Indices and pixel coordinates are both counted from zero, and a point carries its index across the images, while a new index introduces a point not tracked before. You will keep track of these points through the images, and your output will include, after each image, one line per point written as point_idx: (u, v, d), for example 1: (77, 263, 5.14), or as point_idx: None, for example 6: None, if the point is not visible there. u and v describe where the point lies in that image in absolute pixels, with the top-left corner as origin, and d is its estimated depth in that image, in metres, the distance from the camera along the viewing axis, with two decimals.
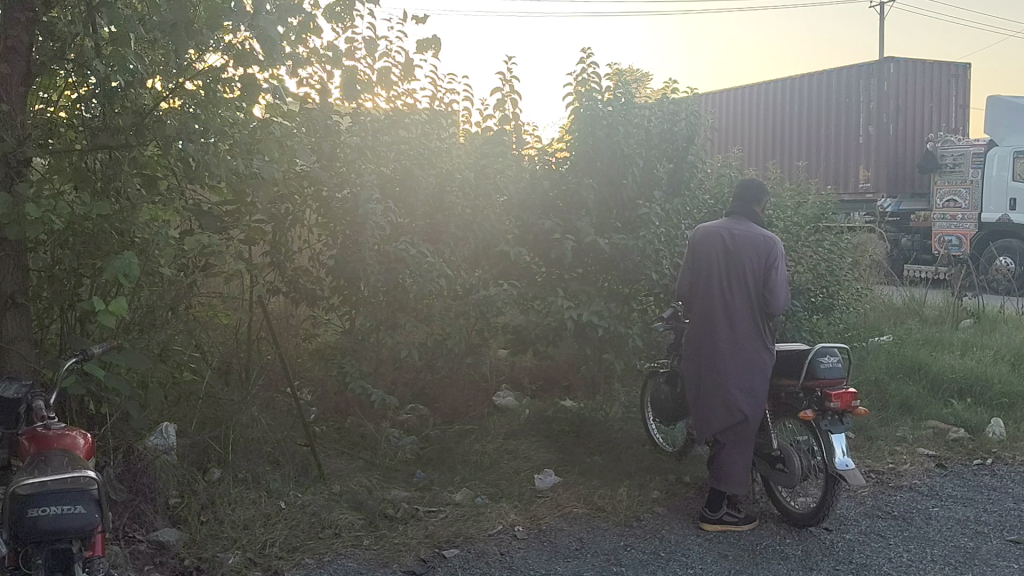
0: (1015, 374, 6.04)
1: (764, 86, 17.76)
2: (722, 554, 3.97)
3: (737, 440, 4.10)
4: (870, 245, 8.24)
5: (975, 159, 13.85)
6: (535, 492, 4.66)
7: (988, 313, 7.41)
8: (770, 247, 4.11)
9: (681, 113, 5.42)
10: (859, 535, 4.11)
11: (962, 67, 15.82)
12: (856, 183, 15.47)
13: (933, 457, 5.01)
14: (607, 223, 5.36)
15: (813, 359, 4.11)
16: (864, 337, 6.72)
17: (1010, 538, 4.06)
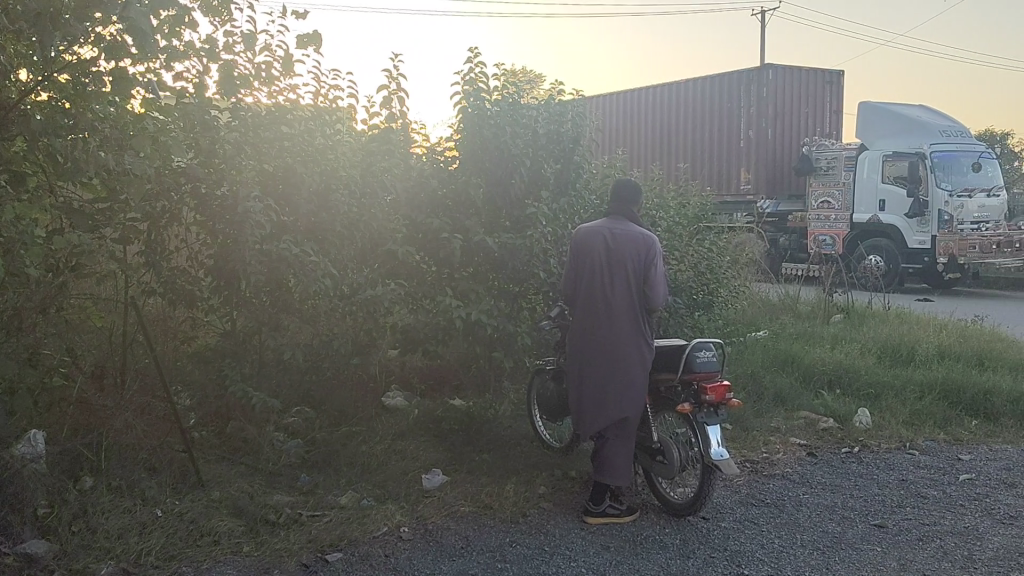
0: (880, 366, 6.39)
1: (648, 90, 18.25)
2: (605, 546, 4.05)
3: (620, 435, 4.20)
4: (750, 244, 8.57)
5: (848, 162, 14.61)
6: (421, 492, 4.64)
7: (857, 309, 7.82)
8: (649, 245, 4.24)
9: (568, 113, 5.47)
10: (734, 523, 4.28)
11: (836, 74, 16.52)
12: (737, 184, 16.27)
13: (804, 446, 5.25)
14: (495, 222, 5.35)
15: (690, 352, 4.22)
16: (742, 332, 6.98)
17: (873, 522, 4.30)
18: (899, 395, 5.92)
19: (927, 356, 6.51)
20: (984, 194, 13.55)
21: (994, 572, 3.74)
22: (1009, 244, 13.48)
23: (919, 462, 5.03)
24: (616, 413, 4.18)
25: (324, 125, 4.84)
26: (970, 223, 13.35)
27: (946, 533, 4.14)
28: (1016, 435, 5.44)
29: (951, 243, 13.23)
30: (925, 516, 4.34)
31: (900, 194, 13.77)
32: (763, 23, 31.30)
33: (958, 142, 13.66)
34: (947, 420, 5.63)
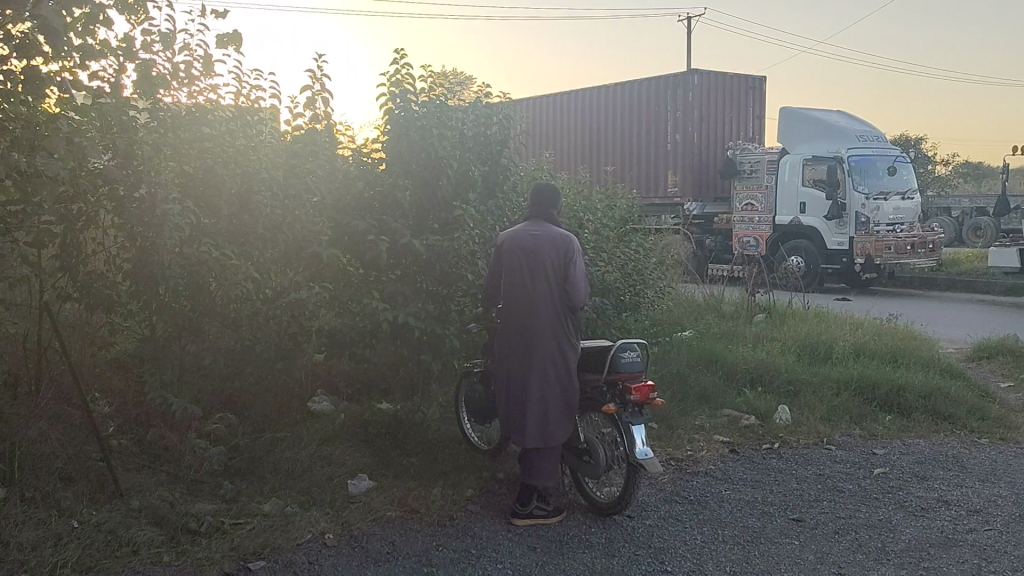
0: (800, 364, 6.57)
1: (576, 93, 18.37)
2: (531, 547, 4.07)
3: (545, 435, 4.22)
4: (676, 246, 8.71)
5: (770, 165, 14.94)
6: (347, 498, 4.60)
7: (779, 309, 8.02)
8: (568, 243, 4.29)
9: (495, 116, 5.41)
10: (658, 520, 4.34)
11: (757, 79, 16.89)
12: (665, 187, 16.49)
13: (727, 443, 5.37)
14: (422, 224, 5.25)
15: (615, 353, 4.30)
16: (668, 332, 7.08)
17: (791, 516, 4.41)
18: (817, 392, 6.09)
19: (844, 354, 6.73)
20: (899, 197, 14.08)
21: (904, 563, 3.89)
22: (923, 245, 14.09)
23: (836, 457, 5.19)
24: (541, 414, 4.21)
25: (246, 125, 4.77)
26: (885, 224, 13.89)
27: (860, 526, 4.29)
28: (926, 429, 5.66)
29: (868, 244, 13.74)
30: (841, 510, 4.48)
31: (819, 196, 14.15)
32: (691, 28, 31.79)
33: (874, 146, 14.20)
34: (863, 416, 5.82)
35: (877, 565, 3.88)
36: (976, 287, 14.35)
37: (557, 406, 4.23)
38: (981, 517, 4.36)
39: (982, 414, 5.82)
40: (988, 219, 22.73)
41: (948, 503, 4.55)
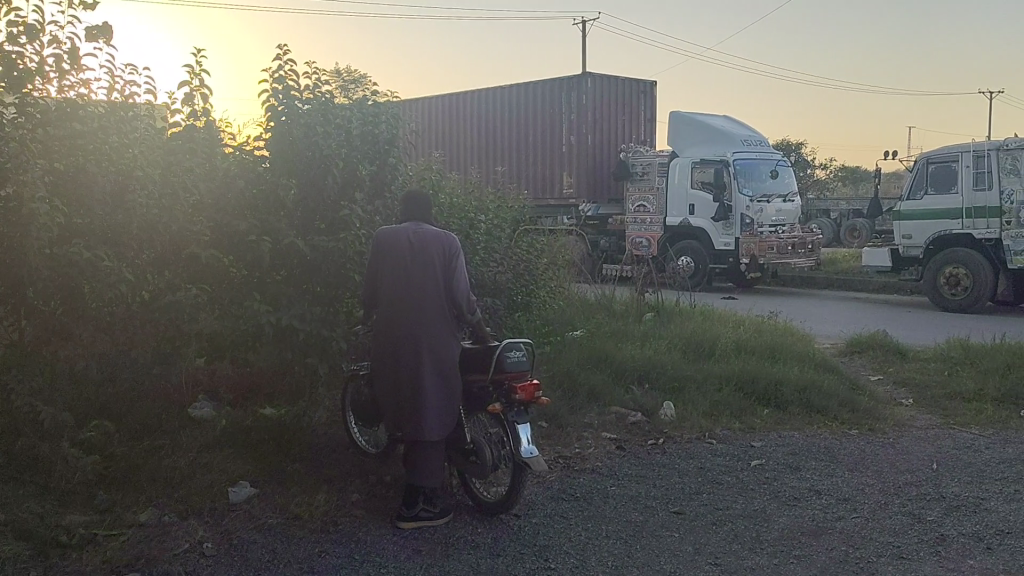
0: (685, 362, 6.75)
1: (470, 94, 18.30)
2: (416, 550, 4.05)
3: (436, 434, 4.19)
4: (569, 247, 8.82)
5: (660, 168, 15.29)
6: (227, 506, 4.48)
7: (666, 307, 8.23)
8: (451, 242, 4.31)
9: (383, 115, 5.30)
10: (543, 518, 4.39)
11: (649, 83, 17.28)
12: (560, 189, 16.70)
13: (614, 440, 5.49)
14: (309, 222, 5.09)
15: (501, 352, 4.28)
16: (560, 331, 7.16)
17: (672, 509, 4.53)
18: (700, 388, 6.28)
19: (726, 351, 6.95)
20: (781, 199, 14.66)
21: (777, 551, 4.05)
22: (803, 246, 14.61)
23: (716, 450, 5.36)
24: (433, 412, 4.17)
25: (120, 121, 4.52)
26: (768, 225, 14.42)
27: (737, 517, 4.44)
28: (801, 422, 5.91)
29: (752, 244, 14.18)
30: (719, 502, 4.63)
31: (707, 199, 14.59)
32: (584, 34, 32.15)
33: (757, 150, 14.75)
34: (742, 409, 6.03)
35: (752, 554, 4.02)
36: (854, 285, 15.09)
37: (447, 404, 4.22)
38: (849, 505, 4.58)
39: (852, 406, 6.10)
40: (864, 219, 23.99)
41: (819, 492, 4.76)
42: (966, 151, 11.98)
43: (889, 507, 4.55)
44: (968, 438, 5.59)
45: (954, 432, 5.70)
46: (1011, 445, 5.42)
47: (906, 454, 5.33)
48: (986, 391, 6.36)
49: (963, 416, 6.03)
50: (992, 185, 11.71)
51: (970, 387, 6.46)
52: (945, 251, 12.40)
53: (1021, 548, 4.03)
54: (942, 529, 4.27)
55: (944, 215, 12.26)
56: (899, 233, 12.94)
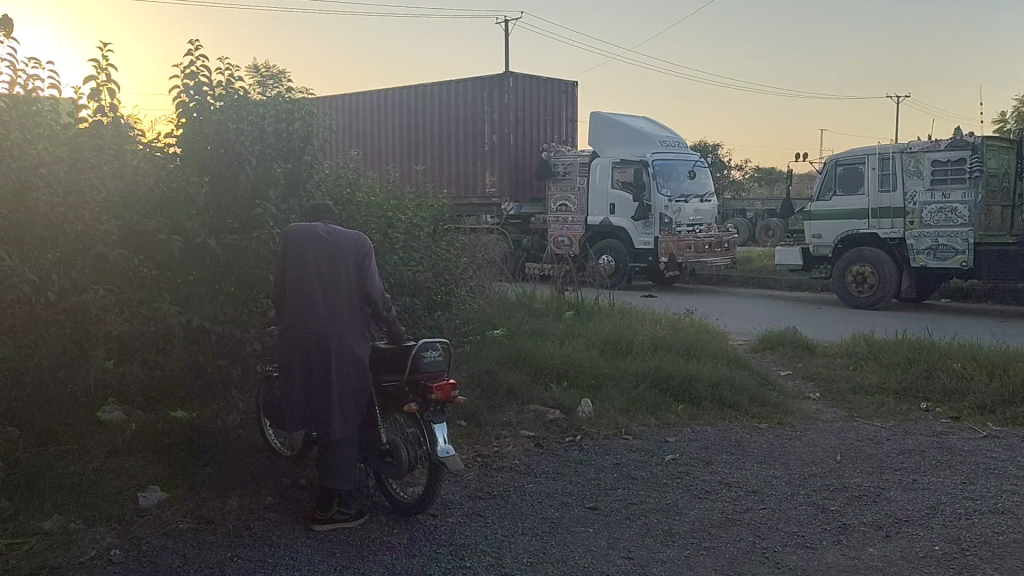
0: (603, 359, 6.85)
1: (390, 92, 18.15)
2: (330, 552, 4.03)
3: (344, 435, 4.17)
4: (489, 246, 8.83)
5: (581, 168, 15.47)
6: (136, 511, 4.37)
7: (586, 306, 8.33)
8: (362, 242, 4.30)
9: (299, 112, 5.22)
10: (460, 517, 4.41)
11: (570, 83, 17.42)
12: (483, 187, 16.73)
13: (533, 438, 5.55)
14: (221, 223, 5.01)
15: (417, 352, 4.28)
16: (480, 331, 7.18)
17: (588, 505, 4.61)
18: (617, 385, 6.40)
19: (643, 349, 7.09)
20: (698, 199, 15.01)
21: (687, 544, 4.16)
22: (719, 245, 15.06)
23: (632, 446, 5.47)
24: (343, 411, 4.15)
25: (23, 115, 4.28)
26: (686, 225, 14.74)
27: (650, 511, 4.54)
28: (714, 417, 6.07)
29: (671, 244, 14.47)
30: (633, 496, 4.73)
31: (627, 198, 14.83)
32: (506, 33, 32.22)
33: (676, 151, 15.05)
34: (658, 405, 6.16)
35: (663, 546, 4.12)
36: (768, 282, 15.55)
37: (355, 405, 4.19)
38: (757, 497, 4.74)
39: (762, 400, 6.30)
40: (778, 219, 24.77)
41: (729, 484, 4.91)
42: (872, 152, 12.44)
43: (795, 498, 4.71)
44: (869, 430, 5.83)
45: (857, 425, 5.94)
46: (909, 436, 5.67)
47: (812, 446, 5.52)
48: (888, 385, 6.64)
49: (866, 409, 6.28)
50: (897, 187, 12.19)
51: (873, 381, 6.73)
52: (853, 250, 12.87)
53: (917, 535, 4.23)
54: (844, 518, 4.45)
55: (852, 215, 12.73)
56: (810, 232, 13.39)
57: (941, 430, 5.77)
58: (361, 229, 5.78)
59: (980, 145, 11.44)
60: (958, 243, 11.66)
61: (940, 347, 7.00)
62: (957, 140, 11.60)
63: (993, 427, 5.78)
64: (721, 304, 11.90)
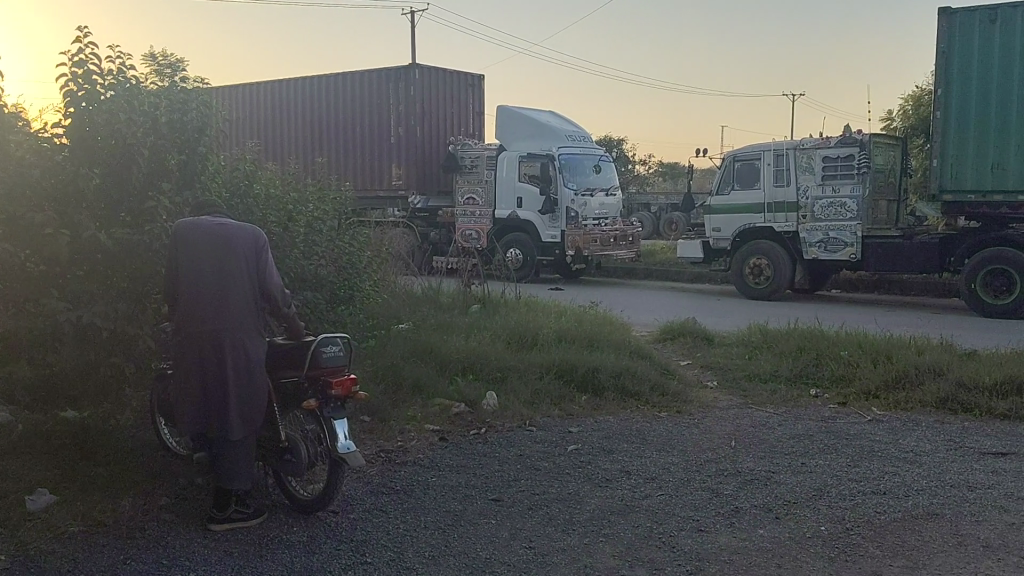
0: (508, 352, 6.91)
1: (292, 82, 17.77)
2: (228, 552, 3.97)
3: (241, 433, 4.09)
4: (394, 240, 8.77)
5: (488, 162, 15.52)
6: (23, 515, 4.18)
7: (492, 299, 8.37)
8: (258, 236, 4.21)
9: (194, 102, 5.08)
10: (361, 513, 4.38)
11: (477, 77, 17.43)
12: (388, 180, 16.61)
13: (437, 431, 5.56)
14: (111, 216, 4.85)
15: (317, 348, 4.23)
16: (384, 325, 7.13)
17: (490, 497, 4.64)
18: (522, 377, 6.45)
19: (547, 341, 7.17)
20: (603, 193, 15.26)
21: (587, 531, 4.25)
22: (624, 238, 15.32)
23: (535, 437, 5.54)
24: (239, 409, 4.06)
25: None
26: (592, 219, 14.98)
27: (552, 500, 4.61)
28: (616, 407, 6.20)
29: (576, 236, 14.68)
30: (536, 487, 4.79)
31: (533, 191, 14.95)
32: (412, 23, 31.85)
33: (581, 146, 15.25)
34: (561, 397, 6.26)
35: (564, 535, 4.20)
36: (671, 275, 15.96)
37: (252, 403, 4.10)
38: (656, 484, 4.87)
39: (663, 390, 6.46)
40: (682, 213, 25.41)
41: (629, 472, 5.02)
42: (767, 149, 12.85)
43: (691, 484, 4.86)
44: (763, 416, 6.06)
45: (751, 411, 6.17)
46: (799, 421, 5.92)
47: (709, 434, 5.70)
48: (780, 372, 6.91)
49: (760, 396, 6.52)
50: (790, 182, 12.65)
51: (766, 368, 6.99)
52: (750, 243, 13.32)
53: (804, 516, 4.42)
54: (737, 502, 4.62)
55: (750, 209, 13.14)
56: (709, 226, 13.77)
57: (830, 415, 6.05)
58: (260, 223, 5.66)
59: (867, 142, 12.01)
60: (847, 236, 12.26)
61: (828, 336, 7.32)
62: (846, 138, 12.15)
63: (876, 412, 6.10)
64: (635, 300, 11.70)
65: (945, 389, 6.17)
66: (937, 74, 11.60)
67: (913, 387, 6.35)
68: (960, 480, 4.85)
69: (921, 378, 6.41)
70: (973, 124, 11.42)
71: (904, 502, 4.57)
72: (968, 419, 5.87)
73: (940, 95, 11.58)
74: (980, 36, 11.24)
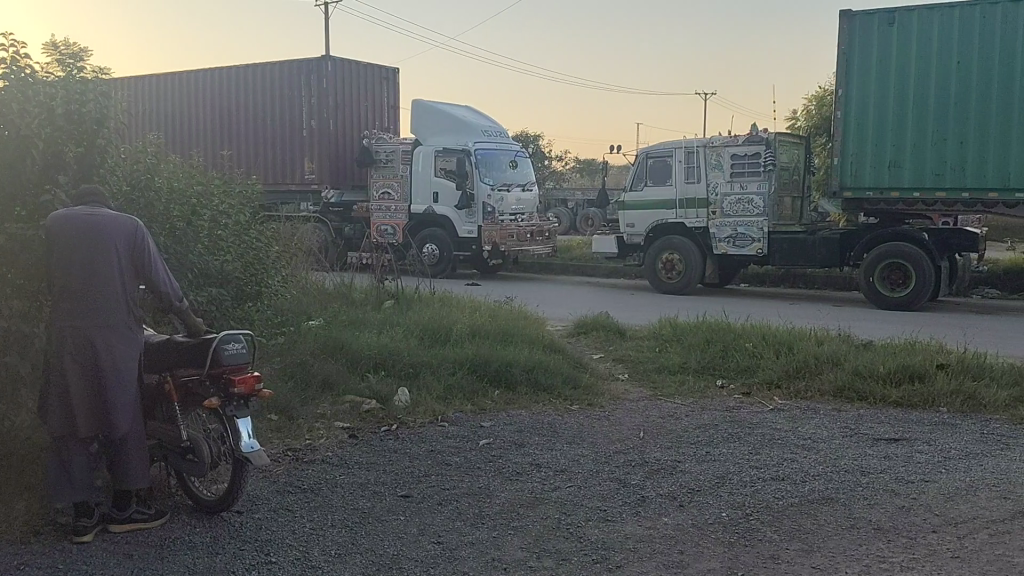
0: (420, 347, 6.89)
1: (200, 74, 17.29)
2: (127, 555, 3.87)
3: (124, 429, 3.96)
4: (305, 236, 8.63)
5: (404, 157, 15.39)
6: None
7: (406, 295, 8.32)
8: (133, 226, 4.05)
9: (90, 94, 4.88)
10: (267, 513, 4.32)
11: (392, 70, 17.26)
12: (300, 174, 16.34)
13: (346, 429, 5.52)
14: (5, 211, 4.62)
15: (218, 345, 4.13)
16: (295, 322, 7.04)
17: (400, 493, 4.63)
18: (434, 373, 6.45)
19: (461, 336, 7.18)
20: (520, 188, 15.34)
21: (496, 525, 4.28)
22: (540, 234, 15.49)
23: (447, 433, 5.55)
24: (122, 405, 3.94)
25: None
26: (509, 214, 15.07)
27: (462, 495, 4.63)
28: (529, 401, 6.26)
29: (494, 232, 14.80)
30: (446, 482, 4.80)
31: (449, 186, 14.93)
32: (327, 14, 31.23)
33: (498, 141, 15.28)
34: (474, 392, 6.28)
35: (473, 529, 4.22)
36: (587, 270, 16.17)
37: (132, 397, 3.98)
38: (565, 476, 4.93)
39: (574, 383, 6.55)
40: (597, 210, 25.80)
41: (539, 465, 5.08)
42: (678, 147, 13.13)
43: (599, 475, 4.94)
44: (671, 407, 6.20)
45: (659, 403, 6.30)
46: (705, 412, 6.08)
47: (618, 425, 5.81)
48: (688, 364, 7.10)
49: (668, 387, 6.67)
50: (701, 179, 12.96)
51: (675, 360, 7.17)
52: (663, 239, 13.59)
53: (707, 503, 4.55)
54: (643, 491, 4.72)
55: (662, 205, 13.40)
56: (623, 221, 13.99)
57: (734, 404, 6.23)
58: (162, 219, 5.50)
59: (772, 140, 12.35)
60: (754, 232, 12.63)
61: (734, 328, 7.53)
62: (752, 137, 12.48)
63: (778, 401, 6.31)
64: (548, 294, 11.82)
65: (842, 377, 6.43)
66: (839, 76, 12.05)
67: (813, 376, 6.60)
68: (855, 465, 5.05)
69: (821, 368, 6.67)
70: (872, 124, 11.89)
71: (801, 487, 4.74)
72: (864, 407, 6.13)
73: (841, 96, 12.04)
74: (880, 39, 11.73)
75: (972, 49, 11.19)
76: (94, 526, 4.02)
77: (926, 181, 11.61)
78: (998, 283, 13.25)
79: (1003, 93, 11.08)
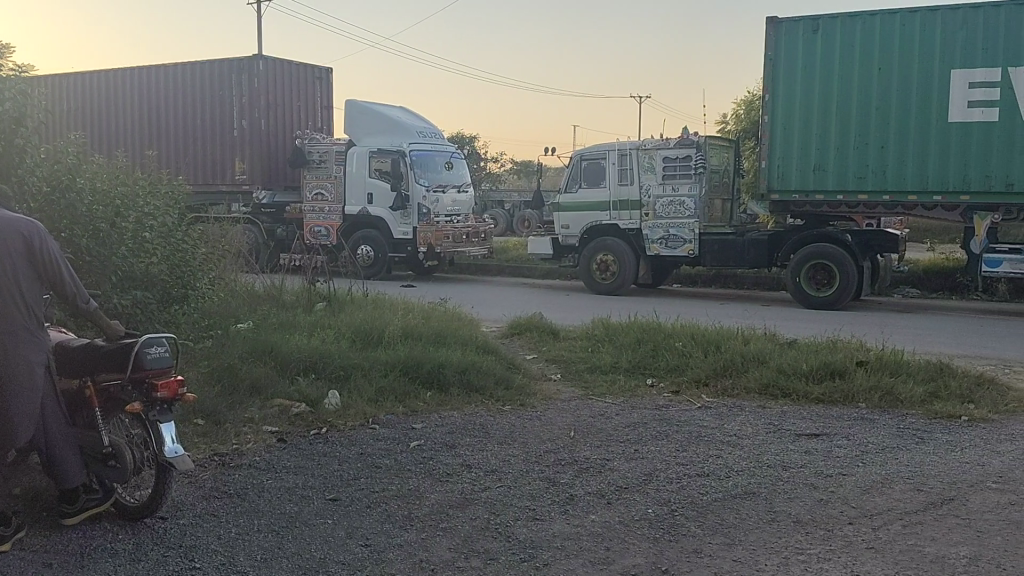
0: (352, 349, 6.85)
1: (125, 72, 16.88)
2: (46, 564, 3.77)
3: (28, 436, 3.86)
4: (234, 237, 8.51)
5: (337, 157, 15.25)
6: None
7: (338, 297, 8.27)
8: (31, 228, 3.86)
9: (7, 92, 4.78)
10: (191, 518, 4.25)
11: (325, 70, 17.08)
12: (232, 175, 16.07)
13: (275, 433, 5.47)
14: None
15: (140, 350, 4.03)
16: (222, 325, 6.94)
17: (328, 497, 4.61)
18: (366, 375, 6.42)
19: (394, 338, 7.16)
20: (455, 190, 15.35)
21: (425, 526, 4.29)
22: (476, 235, 15.53)
23: (378, 435, 5.53)
24: (24, 413, 3.83)
25: None
26: (444, 215, 15.06)
27: (391, 497, 4.62)
28: (461, 402, 6.28)
29: (429, 234, 14.79)
30: (375, 485, 4.79)
31: (384, 187, 14.85)
32: (260, 12, 30.81)
33: (433, 142, 15.25)
34: (405, 394, 6.27)
35: (401, 531, 4.22)
36: (523, 271, 16.26)
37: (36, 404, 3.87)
38: (495, 476, 4.96)
39: (506, 384, 6.59)
40: (534, 211, 25.92)
41: (470, 466, 5.10)
42: (612, 149, 13.29)
43: (528, 475, 4.99)
44: (601, 406, 6.29)
45: (591, 402, 6.38)
46: (635, 410, 6.18)
47: (549, 425, 5.86)
48: (618, 364, 7.20)
49: (599, 387, 6.76)
50: (634, 181, 13.15)
51: (606, 360, 7.27)
52: (598, 240, 13.74)
53: (633, 500, 4.63)
54: (572, 489, 4.78)
55: (597, 207, 13.55)
56: (559, 223, 14.09)
57: (663, 403, 6.34)
58: (84, 220, 5.37)
59: (702, 143, 12.59)
60: (686, 233, 12.86)
61: (664, 328, 7.66)
62: (683, 140, 12.70)
63: (706, 399, 6.44)
64: (482, 295, 11.85)
65: (767, 375, 6.60)
66: (766, 81, 12.35)
67: (739, 374, 6.76)
68: (777, 460, 5.19)
69: (747, 366, 6.82)
70: (798, 127, 12.21)
71: (725, 483, 4.86)
72: (788, 403, 6.30)
73: (768, 100, 12.34)
74: (805, 46, 12.06)
75: (892, 57, 11.59)
76: (13, 536, 3.89)
77: (849, 184, 11.98)
78: (919, 283, 13.73)
79: (922, 99, 11.48)
